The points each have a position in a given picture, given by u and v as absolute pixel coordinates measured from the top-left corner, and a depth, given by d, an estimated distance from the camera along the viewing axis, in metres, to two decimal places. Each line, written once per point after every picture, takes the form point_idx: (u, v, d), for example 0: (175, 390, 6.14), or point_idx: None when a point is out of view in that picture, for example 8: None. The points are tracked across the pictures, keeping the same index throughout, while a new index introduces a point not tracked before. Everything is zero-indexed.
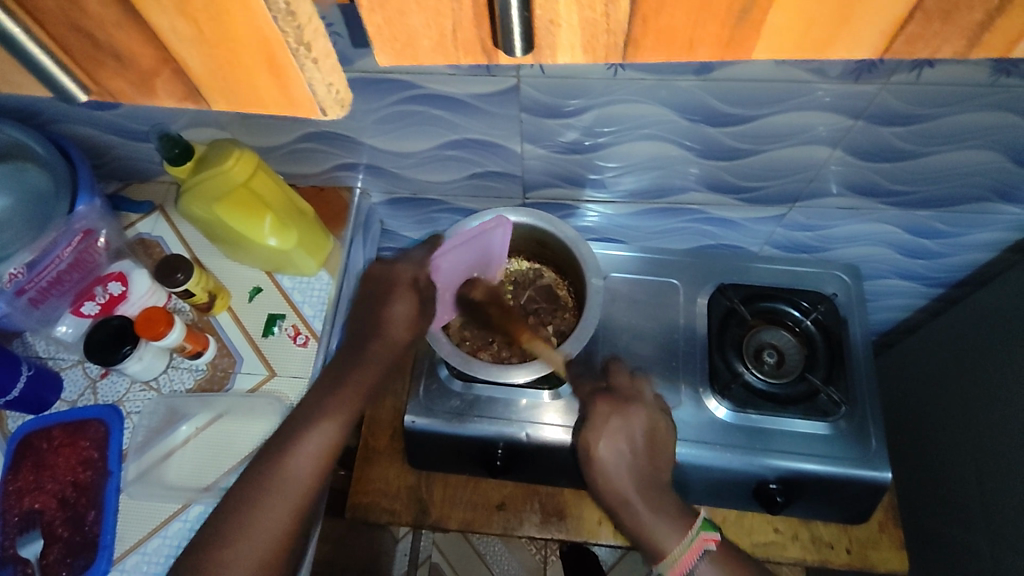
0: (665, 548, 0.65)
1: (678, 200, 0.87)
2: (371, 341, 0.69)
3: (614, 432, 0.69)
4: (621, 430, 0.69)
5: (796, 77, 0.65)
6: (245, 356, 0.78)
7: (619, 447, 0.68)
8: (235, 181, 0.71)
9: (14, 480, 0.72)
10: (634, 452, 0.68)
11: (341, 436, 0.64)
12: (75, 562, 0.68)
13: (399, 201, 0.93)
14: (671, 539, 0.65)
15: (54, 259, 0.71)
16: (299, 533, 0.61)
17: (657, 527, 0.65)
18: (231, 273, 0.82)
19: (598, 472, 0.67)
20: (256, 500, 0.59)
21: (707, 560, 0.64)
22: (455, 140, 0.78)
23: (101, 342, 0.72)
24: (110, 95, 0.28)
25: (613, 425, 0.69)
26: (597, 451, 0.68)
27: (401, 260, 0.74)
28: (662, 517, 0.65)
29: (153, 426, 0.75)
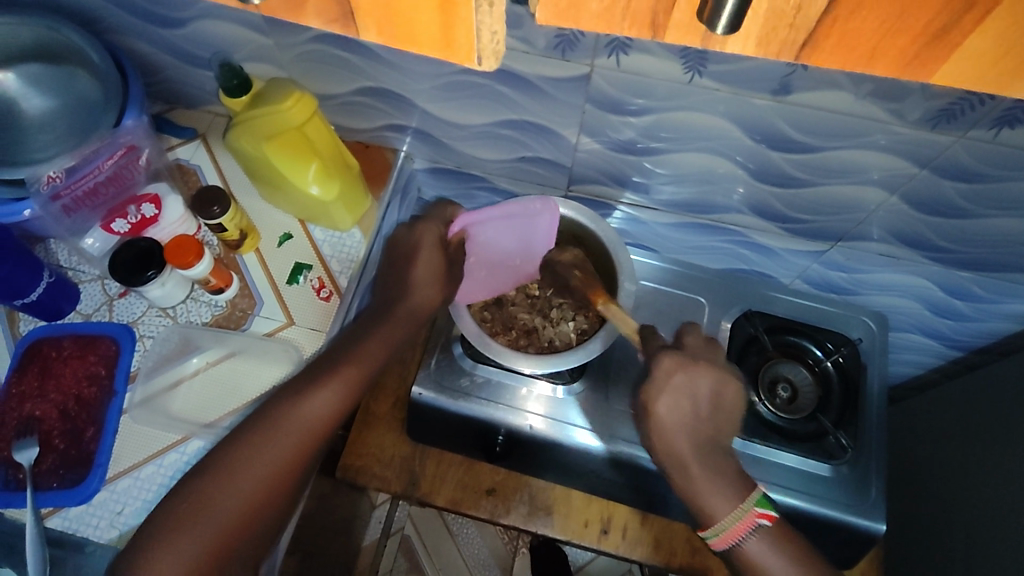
0: (717, 516, 0.64)
1: (720, 219, 0.86)
2: (388, 317, 0.68)
3: (678, 392, 0.65)
4: (685, 390, 0.66)
5: (870, 114, 0.63)
6: (265, 299, 0.77)
7: (679, 406, 0.65)
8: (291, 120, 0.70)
9: (19, 382, 0.72)
10: (689, 419, 0.65)
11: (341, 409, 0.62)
12: (66, 475, 0.68)
13: (441, 171, 0.92)
14: (725, 508, 0.63)
15: (94, 169, 0.71)
16: (274, 504, 0.58)
17: (710, 494, 0.64)
18: (265, 215, 0.82)
19: (657, 430, 0.66)
20: (245, 452, 0.57)
21: (761, 536, 0.63)
22: (512, 119, 0.77)
23: (126, 261, 0.71)
24: (267, 7, 0.34)
25: (676, 383, 0.66)
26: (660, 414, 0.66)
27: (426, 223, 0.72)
28: (721, 485, 0.64)
29: (165, 354, 0.74)
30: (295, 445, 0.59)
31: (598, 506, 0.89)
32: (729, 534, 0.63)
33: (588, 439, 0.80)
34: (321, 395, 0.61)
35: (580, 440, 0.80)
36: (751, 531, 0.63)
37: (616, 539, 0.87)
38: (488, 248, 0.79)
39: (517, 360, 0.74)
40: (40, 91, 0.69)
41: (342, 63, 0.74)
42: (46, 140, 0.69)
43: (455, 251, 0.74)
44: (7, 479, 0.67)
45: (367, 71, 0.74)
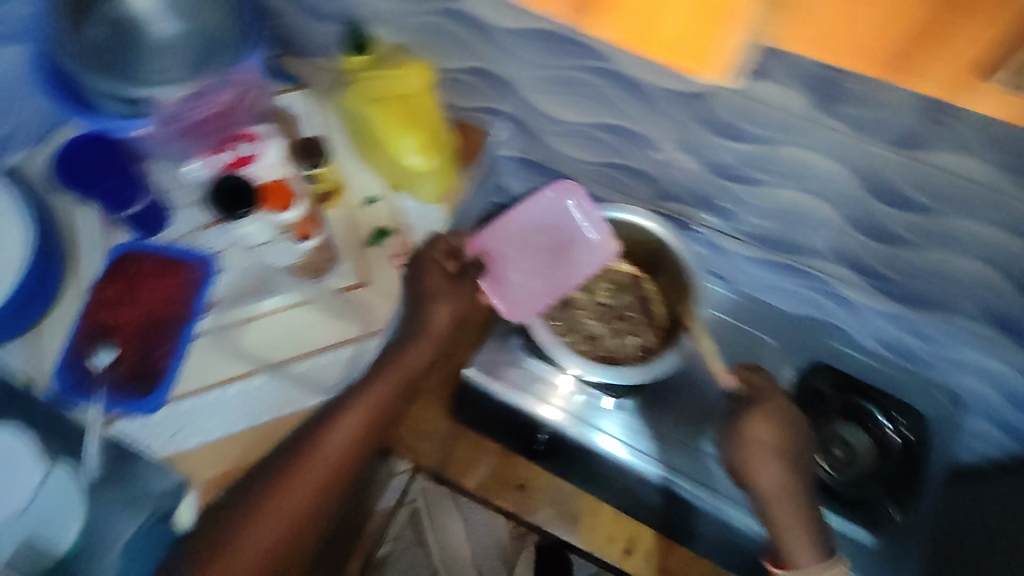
0: (800, 562, 0.67)
1: (806, 262, 0.83)
2: (402, 349, 0.72)
3: (779, 425, 0.71)
4: (787, 430, 0.71)
5: (1000, 186, 0.60)
6: (342, 257, 0.79)
7: (780, 441, 0.70)
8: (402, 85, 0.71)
9: (102, 289, 0.74)
10: (788, 456, 0.70)
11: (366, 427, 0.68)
12: (134, 385, 0.71)
13: (529, 163, 0.91)
14: (811, 558, 0.66)
15: (207, 101, 0.73)
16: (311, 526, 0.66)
17: (797, 539, 0.67)
18: (355, 175, 0.83)
19: (755, 464, 0.70)
20: (279, 480, 0.64)
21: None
22: (614, 124, 0.75)
23: (222, 196, 0.71)
24: None
25: (781, 418, 0.71)
26: (752, 460, 0.70)
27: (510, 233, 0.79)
28: (809, 531, 0.68)
29: (241, 290, 0.77)
30: (322, 480, 0.66)
31: (626, 525, 0.86)
32: None
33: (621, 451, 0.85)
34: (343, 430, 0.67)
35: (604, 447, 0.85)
36: None
37: (638, 561, 0.85)
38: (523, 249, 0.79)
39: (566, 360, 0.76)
40: (172, 15, 0.72)
41: (457, 39, 0.74)
42: (168, 63, 0.71)
43: (471, 270, 0.76)
44: (79, 380, 0.71)
45: (481, 51, 0.73)
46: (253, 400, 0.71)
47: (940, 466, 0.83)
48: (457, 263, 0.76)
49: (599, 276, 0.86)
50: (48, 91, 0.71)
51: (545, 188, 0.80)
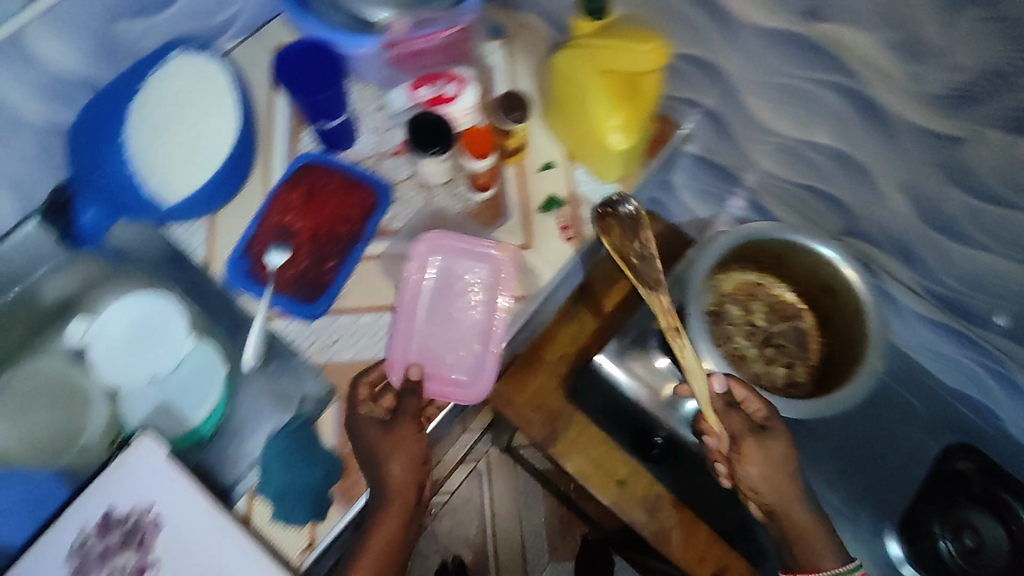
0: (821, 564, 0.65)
1: (987, 338, 0.77)
2: (381, 517, 0.63)
3: (772, 459, 0.66)
4: (780, 456, 0.66)
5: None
6: (513, 216, 0.79)
7: (773, 459, 0.66)
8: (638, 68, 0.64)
9: (286, 193, 0.77)
10: (787, 466, 0.66)
11: (403, 532, 0.63)
12: (298, 291, 0.73)
13: (707, 164, 0.88)
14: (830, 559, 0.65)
15: (429, 35, 0.73)
16: None
17: (819, 551, 0.65)
18: (538, 137, 0.82)
19: (759, 483, 0.66)
20: None
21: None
22: (829, 145, 0.71)
23: (421, 129, 0.73)
24: None
25: (770, 448, 0.66)
26: (747, 472, 0.66)
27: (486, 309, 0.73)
28: (827, 537, 0.66)
29: (411, 224, 0.78)
30: None
31: (718, 550, 0.85)
32: None
33: None
34: None
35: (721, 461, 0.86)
36: None
37: None
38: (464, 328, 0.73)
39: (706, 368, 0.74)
40: None
41: (687, 23, 0.71)
42: None
43: (399, 404, 0.67)
44: (253, 273, 0.74)
45: (711, 41, 0.70)
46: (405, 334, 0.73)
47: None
48: (388, 408, 0.67)
49: (754, 292, 0.83)
50: None
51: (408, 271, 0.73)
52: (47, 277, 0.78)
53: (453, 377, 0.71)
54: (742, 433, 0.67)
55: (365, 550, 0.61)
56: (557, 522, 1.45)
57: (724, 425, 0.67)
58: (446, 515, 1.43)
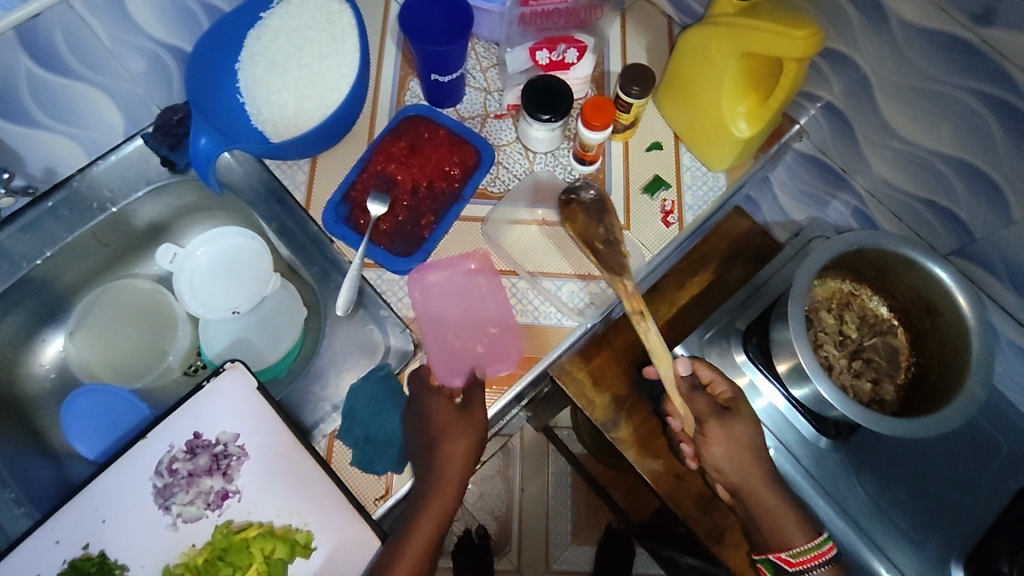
0: (792, 541, 0.67)
1: None
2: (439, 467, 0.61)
3: (733, 435, 0.68)
4: (745, 436, 0.69)
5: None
6: (614, 193, 0.78)
7: (738, 440, 0.68)
8: (789, 56, 0.61)
9: (391, 142, 0.76)
10: (747, 443, 0.69)
11: (462, 487, 0.61)
12: (394, 242, 0.72)
13: (815, 166, 0.86)
14: (799, 536, 0.67)
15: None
16: None
17: (787, 525, 0.67)
18: (648, 117, 0.81)
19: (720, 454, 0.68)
20: None
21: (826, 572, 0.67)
22: (960, 158, 0.68)
23: (538, 94, 0.72)
24: None
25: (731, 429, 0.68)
26: (710, 452, 0.68)
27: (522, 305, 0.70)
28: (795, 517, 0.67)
29: (513, 189, 0.76)
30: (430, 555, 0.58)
31: None
32: (803, 558, 0.66)
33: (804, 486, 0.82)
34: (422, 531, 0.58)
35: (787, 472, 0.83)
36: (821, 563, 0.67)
37: None
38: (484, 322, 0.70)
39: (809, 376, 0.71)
40: None
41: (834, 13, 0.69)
42: None
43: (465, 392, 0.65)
44: (351, 218, 0.73)
45: (855, 35, 0.69)
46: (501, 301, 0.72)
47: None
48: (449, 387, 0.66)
49: (848, 301, 0.81)
50: None
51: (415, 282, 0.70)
52: (147, 199, 0.78)
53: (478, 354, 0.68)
54: (707, 414, 0.69)
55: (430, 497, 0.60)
56: (583, 507, 1.45)
57: (688, 407, 0.70)
58: (475, 484, 1.44)
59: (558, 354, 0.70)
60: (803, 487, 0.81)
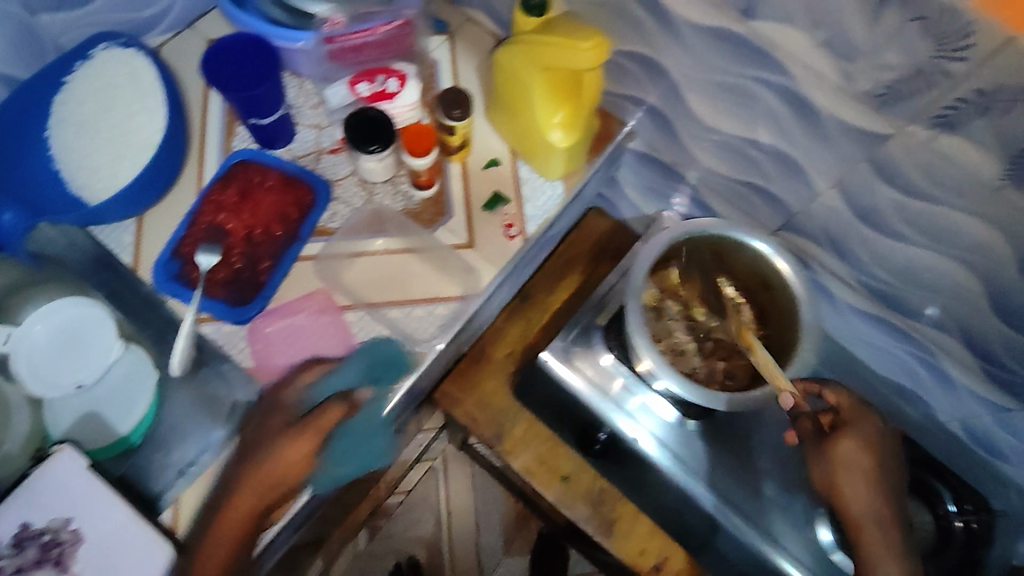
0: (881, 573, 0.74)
1: (917, 330, 0.80)
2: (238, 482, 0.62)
3: (857, 474, 0.75)
4: (863, 466, 0.76)
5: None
6: (455, 214, 0.78)
7: (865, 495, 0.75)
8: (577, 66, 0.63)
9: (219, 192, 0.75)
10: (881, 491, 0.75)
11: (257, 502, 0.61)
12: (231, 292, 0.71)
13: (652, 162, 0.89)
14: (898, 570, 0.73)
15: (368, 30, 0.71)
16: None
17: (879, 558, 0.73)
18: (482, 135, 0.82)
19: (858, 521, 0.75)
20: None
21: None
22: (766, 143, 0.72)
23: (357, 129, 0.71)
24: None
25: (849, 454, 0.76)
26: (846, 496, 0.75)
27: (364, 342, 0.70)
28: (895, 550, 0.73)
29: (350, 223, 0.76)
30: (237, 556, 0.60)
31: (659, 541, 0.86)
32: None
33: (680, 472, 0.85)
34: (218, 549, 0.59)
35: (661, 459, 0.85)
36: None
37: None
38: (321, 365, 0.70)
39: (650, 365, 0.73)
40: None
41: (632, 20, 0.71)
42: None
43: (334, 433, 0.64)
44: (182, 273, 0.72)
45: (651, 35, 0.71)
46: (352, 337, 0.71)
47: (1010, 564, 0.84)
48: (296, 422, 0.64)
49: (694, 288, 0.85)
50: None
51: (253, 336, 0.70)
52: None
53: None
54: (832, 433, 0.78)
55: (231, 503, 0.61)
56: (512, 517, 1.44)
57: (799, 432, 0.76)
58: (400, 514, 1.42)
59: (409, 382, 0.70)
60: (676, 470, 0.85)
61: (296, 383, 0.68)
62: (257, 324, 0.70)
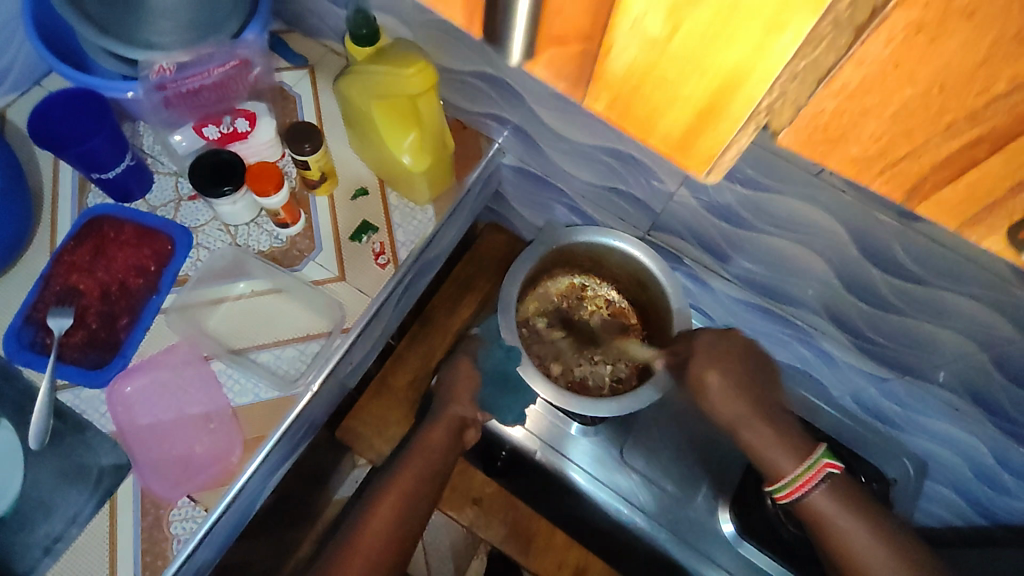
0: (784, 468, 0.69)
1: (792, 312, 0.82)
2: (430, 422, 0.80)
3: (723, 359, 0.73)
4: (726, 355, 0.74)
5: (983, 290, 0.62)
6: (324, 248, 0.77)
7: (729, 378, 0.73)
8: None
9: (71, 252, 0.72)
10: (740, 382, 0.73)
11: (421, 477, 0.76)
12: (90, 355, 0.69)
13: (527, 175, 0.89)
14: (791, 461, 0.69)
15: (203, 72, 0.70)
16: (417, 503, 0.76)
17: (775, 451, 0.70)
18: (347, 164, 0.80)
19: (726, 411, 0.72)
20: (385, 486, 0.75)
21: (826, 488, 0.67)
22: (617, 149, 0.73)
23: (205, 170, 0.70)
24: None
25: (714, 353, 0.74)
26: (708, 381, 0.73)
27: (230, 393, 0.70)
28: (780, 442, 0.70)
29: (210, 269, 0.75)
30: (412, 488, 0.76)
31: (576, 552, 0.86)
32: (795, 483, 0.68)
33: (589, 482, 0.87)
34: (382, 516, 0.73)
35: (566, 472, 0.87)
36: (816, 479, 0.68)
37: None
38: (190, 421, 0.70)
39: (533, 381, 0.73)
40: None
41: (472, 43, 0.71)
42: (162, 27, 0.66)
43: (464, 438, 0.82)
44: (36, 341, 0.69)
45: (492, 56, 0.71)
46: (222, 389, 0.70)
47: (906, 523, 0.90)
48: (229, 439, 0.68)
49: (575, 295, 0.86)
50: (38, 43, 0.67)
51: (110, 405, 0.68)
52: None
53: (194, 453, 0.68)
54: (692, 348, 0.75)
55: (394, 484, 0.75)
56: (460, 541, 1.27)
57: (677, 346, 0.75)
58: None
59: (285, 426, 0.70)
60: (582, 480, 0.86)
61: (167, 446, 0.68)
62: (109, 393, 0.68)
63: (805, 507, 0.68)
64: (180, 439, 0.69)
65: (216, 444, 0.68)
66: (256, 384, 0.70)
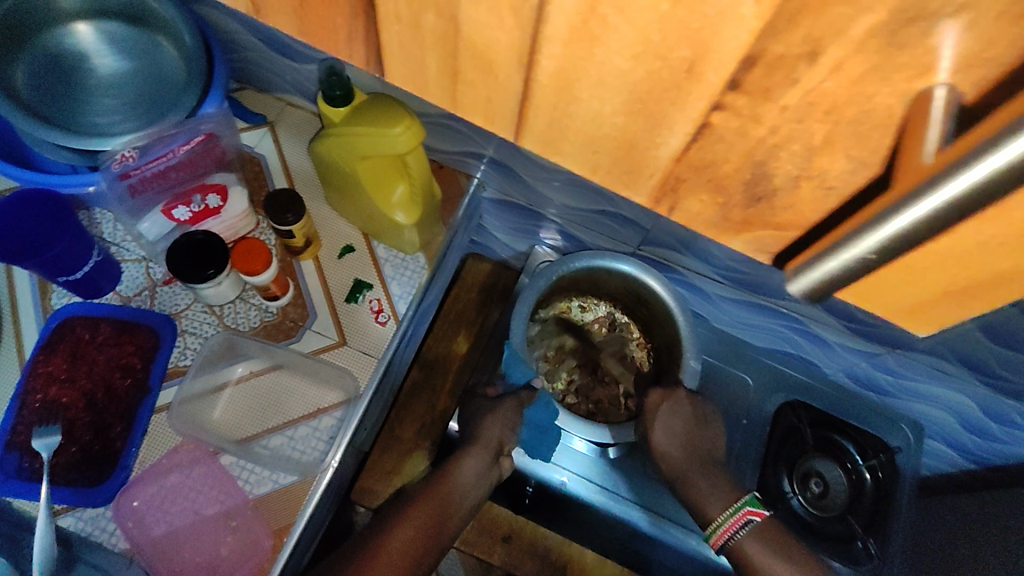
0: (710, 513, 0.72)
1: (784, 305, 0.84)
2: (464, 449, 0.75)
3: (670, 416, 0.76)
4: (680, 415, 0.76)
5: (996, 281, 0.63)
6: (319, 314, 0.73)
7: (674, 421, 0.76)
8: (395, 151, 0.62)
9: (45, 362, 0.67)
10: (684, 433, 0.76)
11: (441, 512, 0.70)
12: (87, 472, 0.64)
13: (509, 205, 0.88)
14: (716, 506, 0.72)
15: (168, 152, 0.68)
16: (439, 535, 0.69)
17: (706, 498, 0.73)
18: (328, 223, 0.77)
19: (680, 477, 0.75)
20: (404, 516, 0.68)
21: (751, 532, 0.70)
22: None
23: (185, 256, 0.64)
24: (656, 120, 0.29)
25: (665, 409, 0.76)
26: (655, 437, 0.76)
27: (249, 488, 0.66)
28: (710, 490, 0.73)
29: (200, 357, 0.70)
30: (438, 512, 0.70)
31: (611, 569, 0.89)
32: (721, 527, 0.71)
33: (617, 504, 0.83)
34: (398, 542, 0.66)
35: (590, 496, 0.83)
36: (741, 525, 0.70)
37: None
38: (212, 525, 0.66)
39: None
40: (116, 51, 0.66)
41: None
42: (109, 105, 0.65)
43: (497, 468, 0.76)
44: (21, 467, 0.63)
45: None
46: (240, 482, 0.67)
47: (912, 481, 0.94)
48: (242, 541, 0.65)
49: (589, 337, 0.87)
50: None
51: (123, 524, 0.64)
52: None
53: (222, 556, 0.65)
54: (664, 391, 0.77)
55: (414, 508, 0.69)
56: None
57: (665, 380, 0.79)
58: None
59: (310, 510, 0.66)
60: (608, 503, 0.83)
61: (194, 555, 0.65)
62: (119, 515, 0.63)
63: (736, 551, 0.70)
64: (205, 544, 0.66)
65: (241, 543, 0.65)
66: (275, 474, 0.67)
